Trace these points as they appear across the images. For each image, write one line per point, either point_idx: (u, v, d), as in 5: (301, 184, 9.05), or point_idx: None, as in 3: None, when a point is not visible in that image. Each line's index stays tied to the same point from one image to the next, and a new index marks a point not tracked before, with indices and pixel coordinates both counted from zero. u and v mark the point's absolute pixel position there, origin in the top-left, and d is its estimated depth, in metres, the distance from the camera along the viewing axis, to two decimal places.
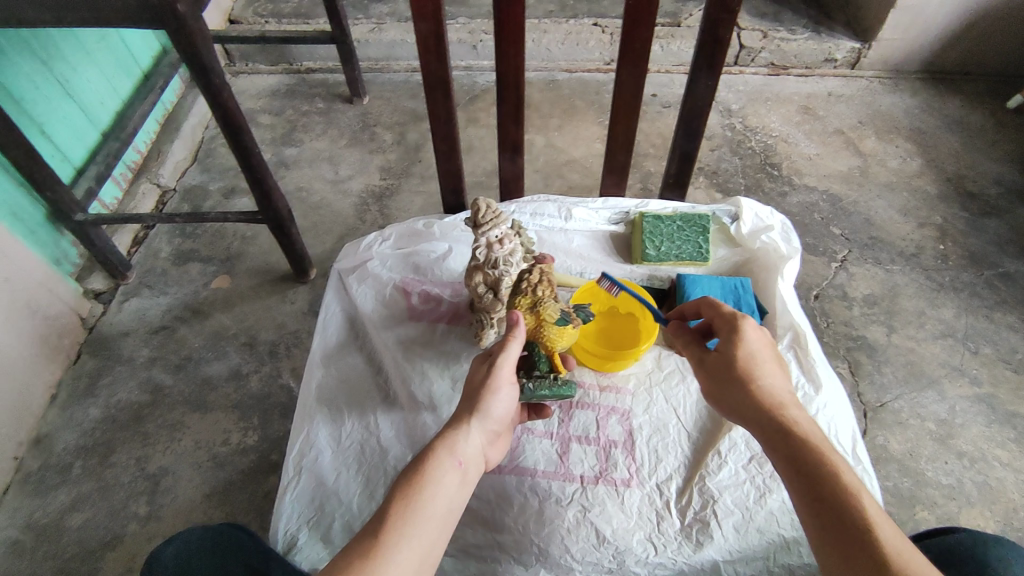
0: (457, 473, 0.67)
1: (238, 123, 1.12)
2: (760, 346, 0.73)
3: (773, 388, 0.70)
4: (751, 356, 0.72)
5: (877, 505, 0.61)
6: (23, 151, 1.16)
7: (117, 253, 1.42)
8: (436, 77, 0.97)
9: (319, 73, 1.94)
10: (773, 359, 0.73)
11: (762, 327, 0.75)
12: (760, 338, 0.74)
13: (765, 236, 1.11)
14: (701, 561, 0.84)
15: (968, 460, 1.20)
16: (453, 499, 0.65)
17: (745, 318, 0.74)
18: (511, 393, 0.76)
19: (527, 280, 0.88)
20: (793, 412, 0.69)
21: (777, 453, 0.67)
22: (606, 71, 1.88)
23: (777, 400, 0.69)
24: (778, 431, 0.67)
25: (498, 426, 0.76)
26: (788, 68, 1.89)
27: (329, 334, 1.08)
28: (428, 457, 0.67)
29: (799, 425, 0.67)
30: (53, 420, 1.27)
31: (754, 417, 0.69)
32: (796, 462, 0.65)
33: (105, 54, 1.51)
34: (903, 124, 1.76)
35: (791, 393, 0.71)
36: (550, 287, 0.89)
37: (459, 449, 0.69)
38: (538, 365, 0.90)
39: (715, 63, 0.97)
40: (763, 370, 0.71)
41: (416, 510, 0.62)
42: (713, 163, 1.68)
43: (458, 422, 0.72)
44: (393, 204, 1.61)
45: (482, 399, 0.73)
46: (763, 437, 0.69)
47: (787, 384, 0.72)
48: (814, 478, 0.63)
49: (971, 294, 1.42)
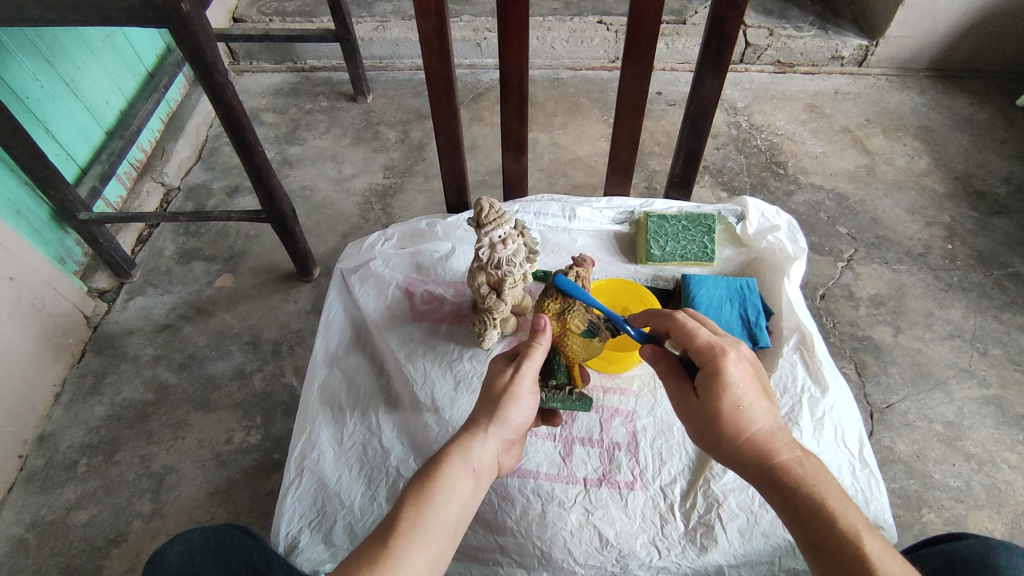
0: (469, 481, 0.66)
1: (242, 122, 1.12)
2: (741, 384, 0.66)
3: (760, 430, 0.65)
4: (732, 401, 0.66)
5: (884, 544, 0.58)
6: (27, 150, 1.16)
7: (121, 252, 1.42)
8: (439, 76, 0.96)
9: (323, 71, 1.93)
10: (757, 392, 0.67)
11: (740, 356, 0.68)
12: (740, 373, 0.67)
13: (771, 236, 1.11)
14: (706, 565, 0.83)
15: (976, 462, 1.18)
16: (465, 506, 0.64)
17: (721, 355, 0.67)
18: (532, 401, 0.75)
19: (560, 285, 0.87)
20: (784, 453, 0.64)
21: (776, 503, 0.64)
22: (610, 69, 1.87)
23: (766, 447, 0.64)
24: (772, 480, 0.64)
25: (516, 434, 0.75)
26: (794, 65, 1.88)
27: (332, 334, 1.07)
28: (442, 461, 0.66)
29: (793, 469, 0.63)
30: (58, 418, 1.27)
31: (746, 466, 0.65)
32: (795, 514, 0.62)
33: (109, 53, 1.51)
34: (911, 122, 1.74)
35: (781, 429, 0.66)
36: (581, 294, 0.87)
37: (473, 454, 0.68)
38: (556, 374, 0.91)
39: (722, 61, 0.96)
40: (748, 414, 0.65)
41: (427, 516, 0.61)
42: (719, 162, 1.67)
43: (474, 427, 0.70)
44: (396, 202, 1.61)
45: (503, 407, 0.71)
46: (758, 484, 0.65)
47: (775, 415, 0.67)
48: (814, 532, 0.60)
49: (980, 294, 1.41)
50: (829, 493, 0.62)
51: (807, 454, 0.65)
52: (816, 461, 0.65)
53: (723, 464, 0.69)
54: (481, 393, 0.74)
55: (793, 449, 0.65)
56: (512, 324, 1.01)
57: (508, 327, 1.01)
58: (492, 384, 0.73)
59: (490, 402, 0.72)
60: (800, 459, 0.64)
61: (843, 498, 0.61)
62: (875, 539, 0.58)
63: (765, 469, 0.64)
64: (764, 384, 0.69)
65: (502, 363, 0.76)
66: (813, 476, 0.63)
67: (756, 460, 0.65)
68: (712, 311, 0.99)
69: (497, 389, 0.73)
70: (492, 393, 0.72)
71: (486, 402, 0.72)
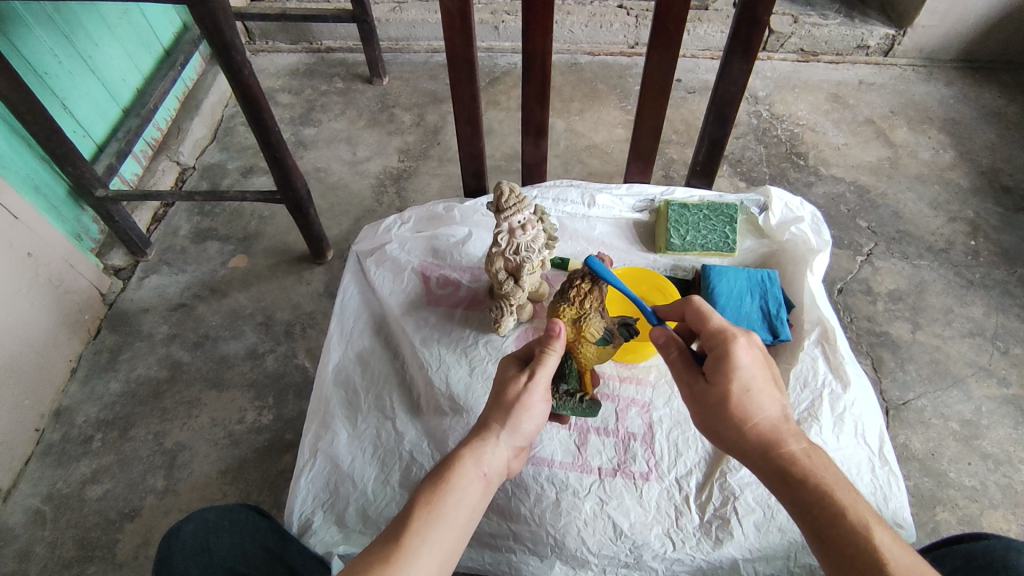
0: (480, 484, 0.65)
1: (259, 102, 1.11)
2: (753, 370, 0.65)
3: (769, 419, 0.65)
4: (742, 387, 0.65)
5: (893, 536, 0.57)
6: (46, 127, 1.16)
7: (136, 230, 1.42)
8: (460, 56, 0.94)
9: (339, 52, 1.91)
10: (768, 380, 0.66)
11: (752, 343, 0.67)
12: (751, 360, 0.66)
13: (794, 228, 1.09)
14: (720, 558, 0.83)
15: (992, 462, 1.17)
16: (474, 508, 0.64)
17: (733, 341, 0.66)
18: (543, 408, 0.73)
19: (576, 289, 0.85)
20: (792, 443, 0.64)
21: (781, 492, 0.63)
22: (630, 54, 1.83)
23: (774, 436, 0.64)
24: (779, 470, 0.63)
25: (526, 442, 0.73)
26: (818, 54, 1.83)
27: (347, 316, 1.07)
28: (454, 463, 0.65)
29: (800, 459, 0.63)
30: (74, 394, 1.28)
31: (753, 453, 0.65)
32: (801, 503, 0.61)
33: (127, 30, 1.50)
34: (936, 114, 1.70)
35: (789, 420, 0.66)
36: (597, 301, 0.85)
37: (485, 459, 0.67)
38: (567, 378, 0.89)
39: (751, 47, 0.94)
40: (757, 401, 0.65)
41: (439, 517, 0.60)
42: (738, 151, 1.64)
43: (485, 432, 0.69)
44: (410, 186, 1.60)
45: (515, 414, 0.70)
46: (763, 473, 0.64)
47: (784, 404, 0.66)
48: (822, 522, 0.59)
49: (1002, 292, 1.38)
50: (837, 485, 0.61)
51: (816, 446, 0.65)
52: (824, 453, 0.64)
53: (726, 451, 0.68)
54: (493, 396, 0.73)
55: (801, 439, 0.65)
56: (529, 311, 1.01)
57: (524, 314, 1.01)
58: (505, 390, 0.72)
59: (502, 406, 0.71)
60: (808, 449, 0.64)
61: (850, 490, 0.61)
62: (884, 532, 0.57)
63: (772, 457, 0.63)
64: (773, 374, 0.69)
65: (514, 368, 0.75)
66: (822, 467, 0.62)
67: (764, 449, 0.64)
68: (732, 302, 0.98)
69: (511, 392, 0.71)
70: (504, 398, 0.71)
71: (499, 407, 0.71)
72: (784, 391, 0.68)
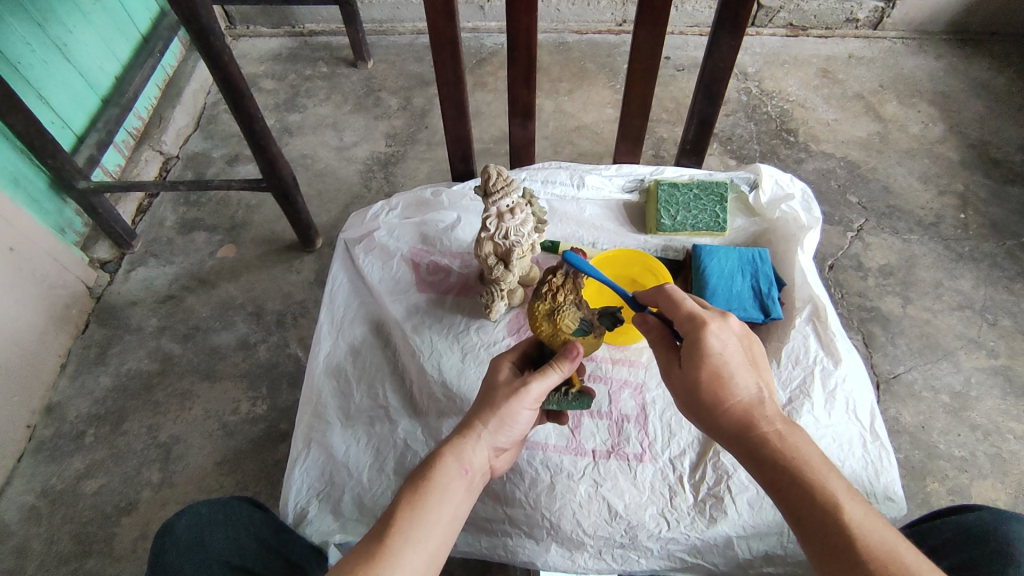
0: (463, 482, 0.65)
1: (239, 87, 1.08)
2: (725, 355, 0.65)
3: (742, 400, 0.65)
4: (712, 370, 0.65)
5: (866, 510, 0.58)
6: (21, 117, 1.13)
7: (121, 222, 1.40)
8: (443, 37, 0.92)
9: (322, 35, 1.87)
10: (742, 362, 0.65)
11: (724, 327, 0.67)
12: (722, 344, 0.65)
13: (785, 206, 1.08)
14: (715, 536, 0.84)
15: (981, 433, 1.18)
16: (460, 505, 0.64)
17: (703, 326, 0.66)
18: (531, 417, 0.72)
19: (548, 285, 0.83)
20: (766, 424, 0.64)
21: (758, 474, 0.63)
22: (618, 32, 1.80)
23: (747, 417, 0.64)
24: (752, 450, 0.63)
25: (510, 443, 0.73)
26: (807, 29, 1.81)
27: (336, 304, 1.06)
28: (435, 462, 0.65)
29: (773, 440, 0.63)
30: (64, 389, 1.27)
31: (729, 434, 0.65)
32: (774, 483, 0.61)
33: (103, 17, 1.45)
34: (926, 88, 1.69)
35: (764, 401, 0.65)
36: (572, 293, 0.82)
37: (466, 457, 0.67)
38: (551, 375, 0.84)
39: (739, 22, 0.92)
40: (729, 383, 0.65)
41: (422, 515, 0.60)
42: (728, 129, 1.62)
43: (468, 430, 0.69)
44: (399, 170, 1.58)
45: (499, 416, 0.69)
46: (740, 455, 0.65)
47: (760, 384, 0.66)
48: (793, 500, 0.60)
49: (991, 264, 1.38)
50: (809, 463, 0.61)
51: (791, 426, 0.64)
52: (800, 431, 0.64)
53: (706, 433, 0.68)
54: (483, 396, 0.72)
55: (776, 420, 0.64)
56: (520, 296, 1.00)
57: (515, 299, 1.00)
58: (492, 392, 0.72)
59: (490, 405, 0.70)
60: (781, 430, 0.63)
61: (824, 466, 0.61)
62: (855, 507, 0.58)
63: (745, 438, 0.64)
64: (751, 355, 0.68)
65: (506, 373, 0.74)
66: (795, 446, 0.62)
67: (738, 431, 0.64)
68: (723, 281, 0.98)
69: (500, 394, 0.71)
70: (489, 400, 0.71)
71: (483, 407, 0.70)
72: (761, 372, 0.68)
